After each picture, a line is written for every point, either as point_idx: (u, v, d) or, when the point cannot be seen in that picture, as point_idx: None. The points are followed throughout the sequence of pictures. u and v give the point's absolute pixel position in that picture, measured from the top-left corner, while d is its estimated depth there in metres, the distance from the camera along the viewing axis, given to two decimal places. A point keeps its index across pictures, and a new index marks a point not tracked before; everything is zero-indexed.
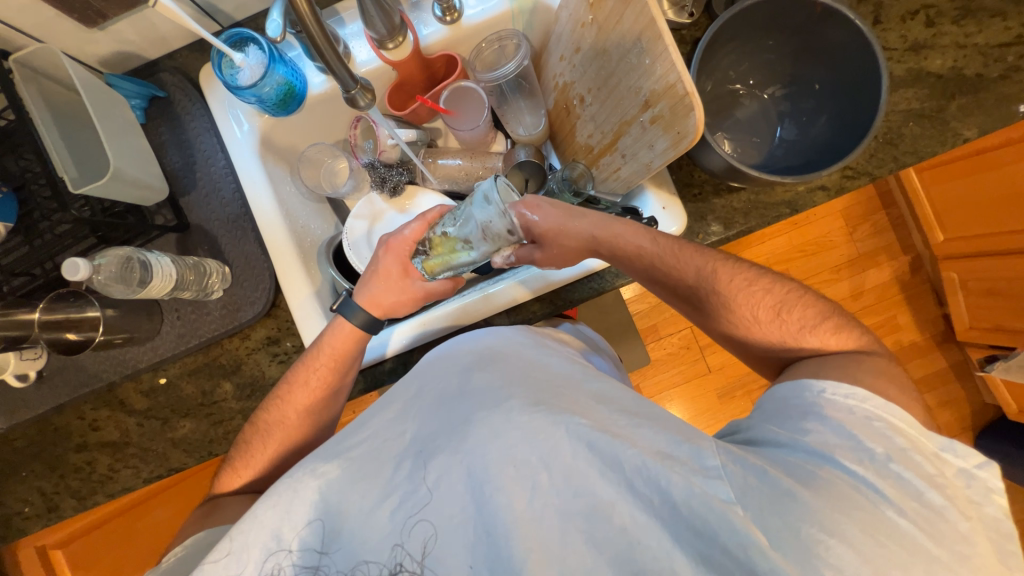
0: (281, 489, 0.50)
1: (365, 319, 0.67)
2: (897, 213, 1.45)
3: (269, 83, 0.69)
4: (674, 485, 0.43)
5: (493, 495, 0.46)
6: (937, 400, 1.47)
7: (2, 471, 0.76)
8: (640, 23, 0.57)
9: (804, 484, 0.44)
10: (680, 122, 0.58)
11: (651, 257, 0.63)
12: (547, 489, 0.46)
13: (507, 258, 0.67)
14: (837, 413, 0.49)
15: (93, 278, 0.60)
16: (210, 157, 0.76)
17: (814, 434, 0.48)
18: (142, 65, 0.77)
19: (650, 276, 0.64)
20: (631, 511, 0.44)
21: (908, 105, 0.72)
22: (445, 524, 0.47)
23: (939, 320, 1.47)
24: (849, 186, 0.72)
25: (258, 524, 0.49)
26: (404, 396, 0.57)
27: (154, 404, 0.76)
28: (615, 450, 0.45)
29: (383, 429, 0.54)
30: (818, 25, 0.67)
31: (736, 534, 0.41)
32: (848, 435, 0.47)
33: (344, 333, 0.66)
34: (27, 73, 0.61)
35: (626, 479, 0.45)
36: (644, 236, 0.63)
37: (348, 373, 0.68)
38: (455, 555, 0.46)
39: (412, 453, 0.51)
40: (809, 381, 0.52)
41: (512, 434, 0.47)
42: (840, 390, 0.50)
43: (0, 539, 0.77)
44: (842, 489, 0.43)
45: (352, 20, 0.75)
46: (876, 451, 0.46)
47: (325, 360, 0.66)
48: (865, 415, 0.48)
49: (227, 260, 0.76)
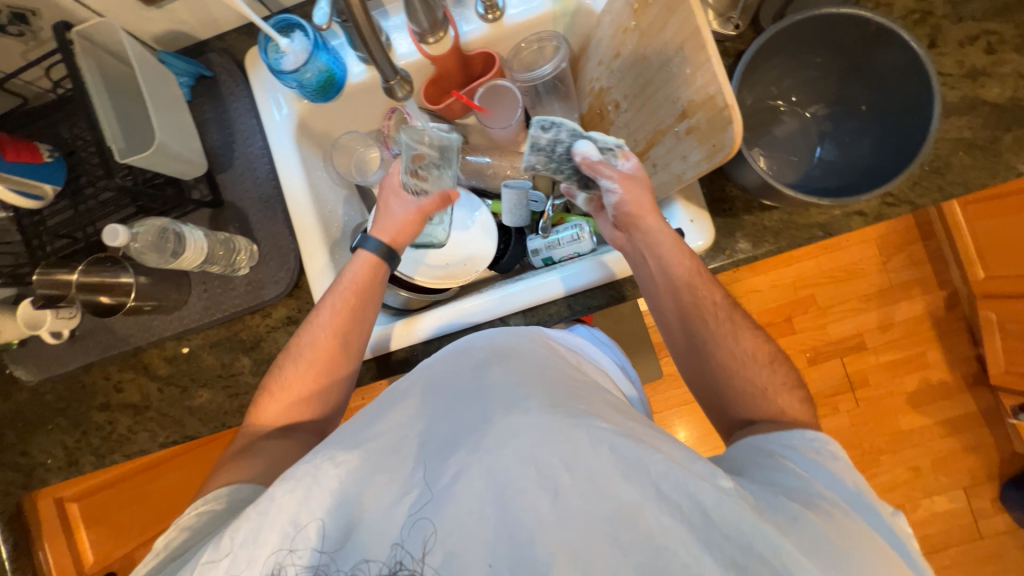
0: (299, 474, 0.49)
1: (383, 252, 0.69)
2: (936, 245, 1.39)
3: (311, 70, 0.71)
4: (704, 492, 0.43)
5: (515, 496, 0.45)
6: (963, 445, 1.40)
7: (29, 422, 0.80)
8: (683, 32, 0.56)
9: (808, 509, 0.46)
10: (717, 135, 0.57)
11: (687, 274, 0.64)
12: (570, 489, 0.45)
13: (594, 161, 0.63)
14: (808, 453, 0.53)
15: (131, 244, 0.64)
16: (248, 138, 0.78)
17: (793, 471, 0.51)
18: (193, 45, 0.80)
19: (671, 292, 0.65)
20: (657, 516, 0.43)
21: (959, 134, 0.69)
22: (462, 520, 0.45)
23: (972, 361, 1.41)
24: (887, 214, 0.69)
25: (274, 507, 0.48)
26: (416, 391, 0.57)
27: (176, 371, 0.79)
28: (637, 454, 0.45)
29: (398, 425, 0.54)
30: (868, 45, 0.65)
31: (771, 541, 0.41)
32: (823, 473, 0.51)
33: (364, 267, 0.68)
34: (86, 45, 0.64)
35: (651, 485, 0.44)
36: (684, 257, 0.64)
37: (368, 304, 0.68)
38: (475, 551, 0.44)
39: (432, 451, 0.51)
40: (780, 431, 0.56)
41: (537, 434, 0.47)
42: (805, 436, 0.55)
43: (22, 486, 0.80)
44: (831, 510, 0.47)
45: (396, 12, 0.77)
46: (841, 486, 0.50)
47: (348, 287, 0.67)
48: (821, 448, 0.53)
49: (256, 238, 0.78)
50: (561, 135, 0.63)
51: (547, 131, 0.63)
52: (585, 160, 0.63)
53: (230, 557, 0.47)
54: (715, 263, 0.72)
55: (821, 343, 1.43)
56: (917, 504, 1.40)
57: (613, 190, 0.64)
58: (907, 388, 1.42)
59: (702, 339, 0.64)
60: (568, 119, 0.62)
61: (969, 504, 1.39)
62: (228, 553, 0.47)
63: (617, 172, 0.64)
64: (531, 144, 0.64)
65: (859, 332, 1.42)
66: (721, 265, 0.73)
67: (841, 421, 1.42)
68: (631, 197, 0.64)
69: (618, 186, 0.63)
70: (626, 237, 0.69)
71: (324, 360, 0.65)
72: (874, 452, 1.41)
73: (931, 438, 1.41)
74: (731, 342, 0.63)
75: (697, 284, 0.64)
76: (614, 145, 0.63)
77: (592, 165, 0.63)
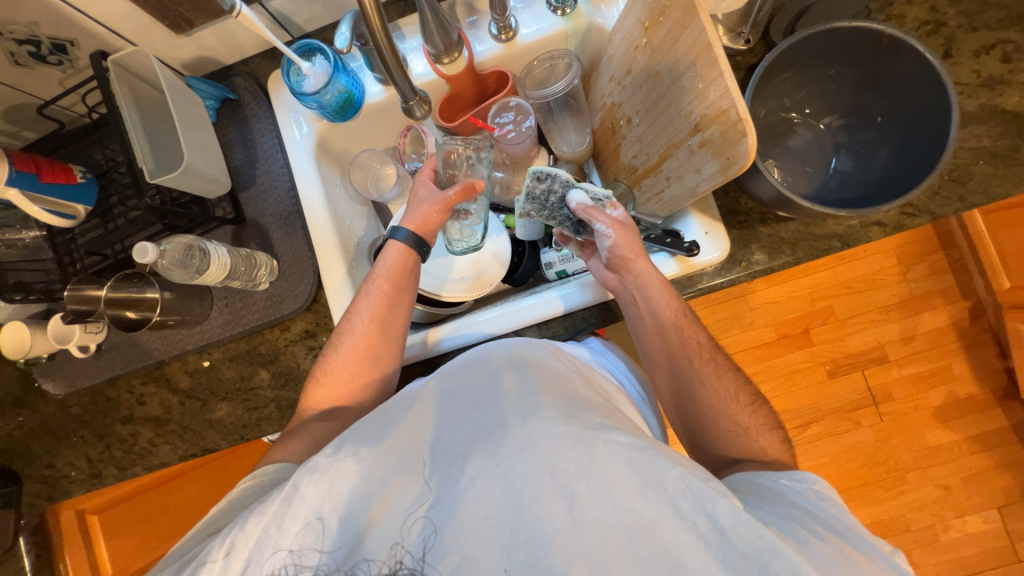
0: (323, 466, 0.50)
1: (415, 242, 0.72)
2: (958, 255, 1.36)
3: (331, 91, 0.73)
4: (722, 510, 0.42)
5: (530, 506, 0.45)
6: (996, 461, 1.35)
7: (55, 434, 0.82)
8: (695, 48, 0.57)
9: (816, 537, 0.45)
10: (731, 148, 0.57)
11: (674, 315, 0.65)
12: (586, 500, 0.44)
13: (584, 207, 0.65)
14: (792, 483, 0.53)
15: (158, 261, 0.66)
16: (270, 157, 0.81)
17: (788, 503, 0.51)
18: (219, 69, 0.83)
19: (660, 333, 0.65)
20: (674, 532, 0.43)
21: (979, 142, 0.68)
22: (478, 526, 0.45)
23: (1002, 374, 1.36)
24: (907, 225, 0.69)
25: (298, 496, 0.48)
26: (437, 394, 0.58)
27: (196, 384, 0.80)
28: (654, 468, 0.45)
29: (416, 428, 0.55)
30: (883, 56, 0.65)
31: (788, 562, 0.40)
32: (822, 509, 0.50)
33: (397, 253, 0.71)
34: (121, 72, 0.67)
35: (668, 500, 0.44)
36: (671, 299, 0.65)
37: (406, 289, 0.70)
38: (489, 556, 0.44)
39: (447, 455, 0.51)
40: (767, 470, 0.55)
41: (553, 443, 0.46)
42: (794, 476, 0.54)
43: (47, 497, 0.82)
44: (834, 538, 0.46)
45: (412, 34, 0.79)
46: (835, 522, 0.48)
47: (381, 283, 0.69)
48: (812, 487, 0.52)
49: (276, 254, 0.80)
50: (554, 186, 0.68)
51: (541, 181, 0.67)
52: (576, 206, 0.65)
53: (252, 540, 0.47)
54: (731, 275, 0.72)
55: (841, 355, 1.39)
56: (948, 524, 1.34)
57: (605, 236, 0.65)
58: (933, 403, 1.37)
59: (692, 383, 0.64)
60: (562, 171, 0.67)
61: (1005, 524, 1.33)
62: (252, 536, 0.47)
63: (610, 219, 0.66)
64: (526, 192, 0.69)
65: (880, 344, 1.39)
66: (737, 277, 0.72)
67: (865, 436, 1.38)
68: (622, 242, 0.64)
69: (610, 231, 0.64)
70: (616, 278, 0.68)
71: (374, 347, 0.67)
72: (901, 469, 1.36)
73: (960, 454, 1.36)
74: (714, 383, 0.63)
75: (683, 324, 0.65)
76: (603, 197, 0.68)
77: (585, 211, 0.65)
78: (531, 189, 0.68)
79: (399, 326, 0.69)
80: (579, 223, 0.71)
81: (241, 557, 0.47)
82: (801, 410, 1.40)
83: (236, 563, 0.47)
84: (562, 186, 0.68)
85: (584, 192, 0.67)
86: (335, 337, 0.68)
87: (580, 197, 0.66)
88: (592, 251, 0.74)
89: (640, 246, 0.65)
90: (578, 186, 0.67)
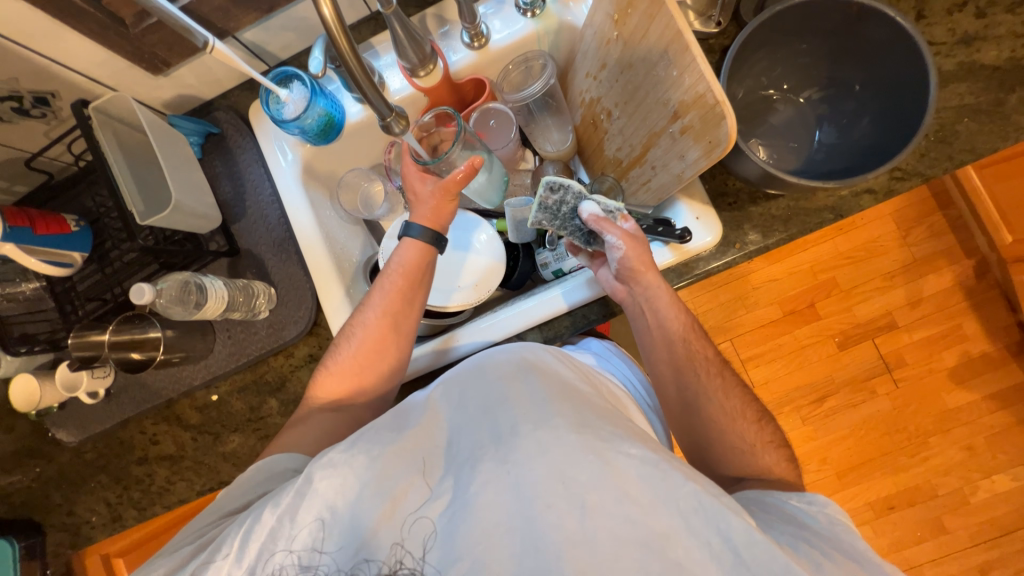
0: (337, 461, 0.51)
1: (429, 238, 0.73)
2: (956, 214, 1.35)
3: (311, 115, 0.73)
4: (736, 530, 0.43)
5: (541, 514, 0.45)
6: (1016, 418, 1.33)
7: (72, 481, 0.82)
8: (666, 36, 0.57)
9: (829, 560, 0.46)
10: (711, 131, 0.57)
11: (682, 330, 0.66)
12: (598, 509, 0.44)
13: (597, 219, 0.65)
14: (801, 504, 0.53)
15: (156, 300, 0.67)
16: (258, 186, 0.81)
17: (798, 523, 0.51)
18: (200, 106, 0.84)
19: (667, 331, 0.66)
20: (686, 546, 0.43)
21: (962, 100, 0.68)
22: (489, 533, 0.45)
23: (1014, 329, 1.35)
24: (898, 189, 0.68)
25: (311, 490, 0.50)
26: (446, 400, 0.57)
27: (207, 419, 0.80)
28: (668, 484, 0.45)
29: (428, 433, 0.55)
30: (855, 25, 0.65)
31: None
32: (833, 532, 0.50)
33: (416, 249, 0.72)
34: (103, 119, 0.68)
35: (682, 515, 0.44)
36: (679, 312, 0.66)
37: (422, 287, 0.72)
38: (501, 562, 0.44)
39: (458, 460, 0.51)
40: (777, 491, 0.55)
41: (566, 452, 0.46)
42: (804, 498, 0.53)
43: (70, 545, 0.83)
44: (849, 564, 0.46)
45: (386, 51, 0.79)
46: (848, 544, 0.48)
47: (393, 281, 0.70)
48: (822, 510, 0.52)
49: (273, 281, 0.80)
50: (566, 197, 0.67)
51: (554, 192, 0.67)
52: (589, 217, 0.66)
53: (265, 532, 0.49)
54: (727, 258, 0.71)
55: (849, 326, 1.38)
56: (975, 486, 1.33)
57: (615, 248, 0.65)
58: (947, 364, 1.36)
59: (696, 371, 0.64)
60: (575, 182, 0.67)
61: None
62: (265, 527, 0.49)
63: (621, 231, 0.65)
64: (538, 204, 0.68)
65: (888, 311, 1.38)
66: (733, 259, 0.72)
67: (881, 404, 1.37)
68: (633, 255, 0.64)
69: (621, 244, 0.64)
70: (626, 289, 0.68)
71: (378, 348, 0.68)
72: (921, 434, 1.35)
73: (980, 413, 1.34)
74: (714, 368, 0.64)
75: (691, 338, 0.66)
76: (615, 209, 0.67)
77: (597, 223, 0.65)
78: (541, 200, 0.68)
79: (411, 321, 0.70)
80: (590, 235, 0.71)
81: (254, 546, 0.49)
82: (814, 384, 1.39)
83: (249, 551, 0.49)
84: (575, 199, 0.68)
85: (597, 205, 0.67)
86: (345, 330, 0.70)
87: (593, 209, 0.66)
88: (602, 260, 0.73)
89: (649, 260, 0.65)
90: (591, 197, 0.68)
